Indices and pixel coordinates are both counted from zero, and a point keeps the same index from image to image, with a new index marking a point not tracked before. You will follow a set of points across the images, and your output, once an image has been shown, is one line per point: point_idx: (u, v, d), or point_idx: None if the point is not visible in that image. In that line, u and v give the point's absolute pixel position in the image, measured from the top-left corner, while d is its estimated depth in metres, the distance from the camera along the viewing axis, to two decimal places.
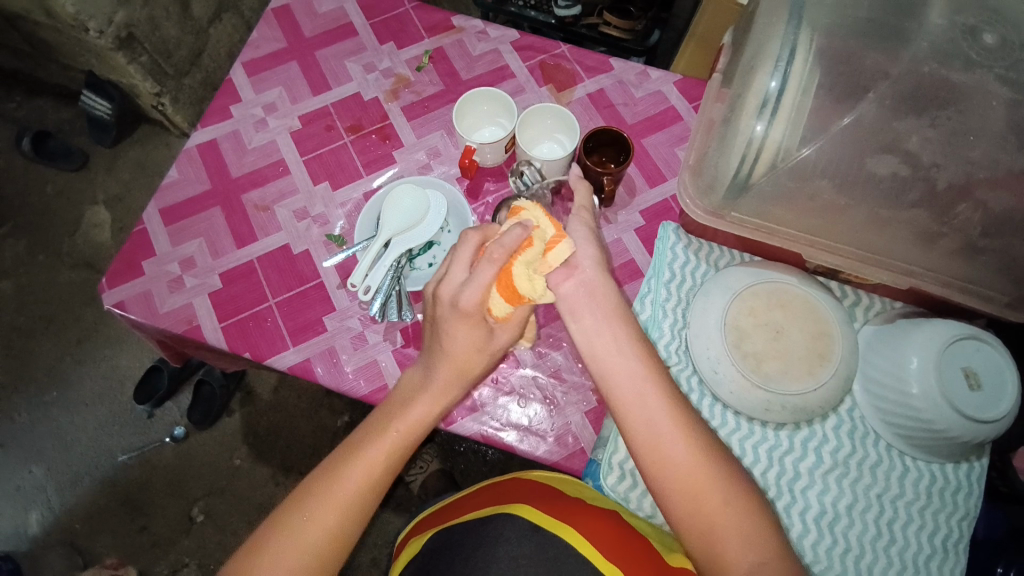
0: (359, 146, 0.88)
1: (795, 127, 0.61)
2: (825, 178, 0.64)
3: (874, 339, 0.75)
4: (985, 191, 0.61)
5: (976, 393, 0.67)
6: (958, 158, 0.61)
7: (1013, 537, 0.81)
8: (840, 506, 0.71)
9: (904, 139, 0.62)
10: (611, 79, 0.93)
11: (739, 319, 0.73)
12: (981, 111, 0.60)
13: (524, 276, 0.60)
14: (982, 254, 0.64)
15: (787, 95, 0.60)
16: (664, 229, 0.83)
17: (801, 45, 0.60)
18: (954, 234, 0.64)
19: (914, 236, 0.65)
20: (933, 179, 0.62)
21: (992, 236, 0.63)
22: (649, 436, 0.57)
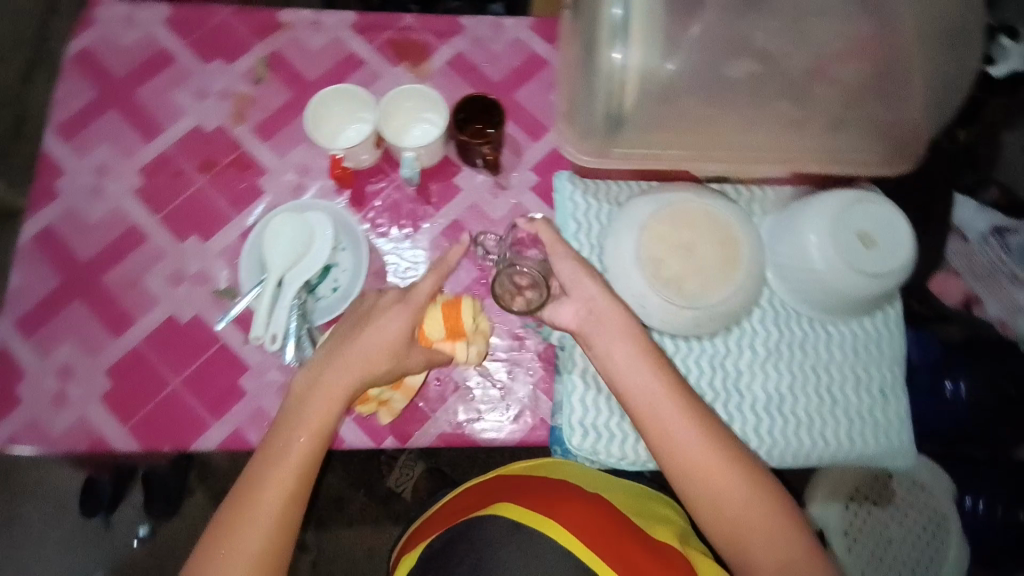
0: (218, 185, 0.80)
1: (650, 49, 0.63)
2: (692, 89, 0.66)
3: (772, 228, 0.79)
4: (836, 66, 0.66)
5: (871, 251, 0.71)
6: (807, 45, 0.66)
7: (946, 355, 1.02)
8: (783, 388, 0.76)
9: (750, 38, 0.66)
10: (466, 39, 0.88)
11: (650, 249, 0.74)
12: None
13: (468, 314, 0.70)
14: (846, 122, 0.67)
15: (635, 17, 0.63)
16: (559, 179, 0.81)
17: None
18: (818, 113, 0.66)
19: (784, 124, 0.67)
20: (785, 69, 0.66)
21: (851, 107, 0.66)
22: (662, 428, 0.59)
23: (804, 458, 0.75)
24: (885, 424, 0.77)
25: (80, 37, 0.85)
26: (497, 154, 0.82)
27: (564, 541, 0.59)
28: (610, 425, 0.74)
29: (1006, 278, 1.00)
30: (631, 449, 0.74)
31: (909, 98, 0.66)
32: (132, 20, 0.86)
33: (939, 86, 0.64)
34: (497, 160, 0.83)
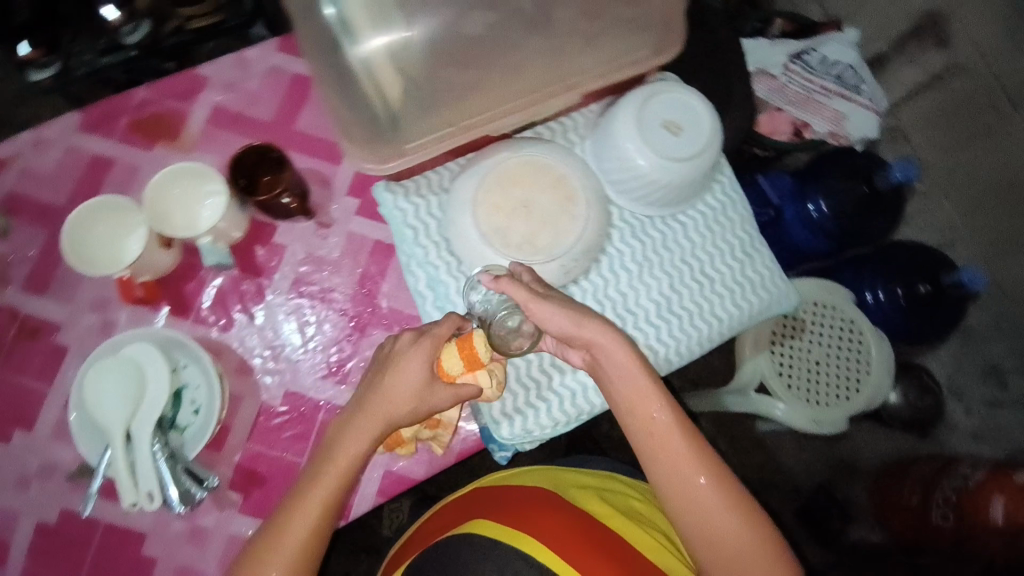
0: (16, 363, 0.70)
1: (385, 32, 0.62)
2: (445, 61, 0.66)
3: (595, 149, 0.78)
4: None
5: (681, 136, 0.73)
6: None
7: (798, 185, 1.28)
8: (665, 290, 0.78)
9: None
10: (216, 88, 0.78)
11: (490, 223, 0.72)
12: None
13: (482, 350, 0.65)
14: (598, 33, 0.69)
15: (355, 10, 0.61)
16: (378, 193, 0.75)
17: None
18: (569, 33, 0.68)
19: (546, 56, 0.67)
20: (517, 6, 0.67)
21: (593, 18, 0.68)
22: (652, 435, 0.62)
23: (707, 342, 0.79)
24: (763, 279, 0.82)
25: None
26: (303, 200, 0.76)
27: (541, 556, 0.60)
28: (528, 402, 0.72)
29: (821, 87, 1.25)
30: (558, 414, 0.74)
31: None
32: None
33: None
34: (306, 205, 0.76)
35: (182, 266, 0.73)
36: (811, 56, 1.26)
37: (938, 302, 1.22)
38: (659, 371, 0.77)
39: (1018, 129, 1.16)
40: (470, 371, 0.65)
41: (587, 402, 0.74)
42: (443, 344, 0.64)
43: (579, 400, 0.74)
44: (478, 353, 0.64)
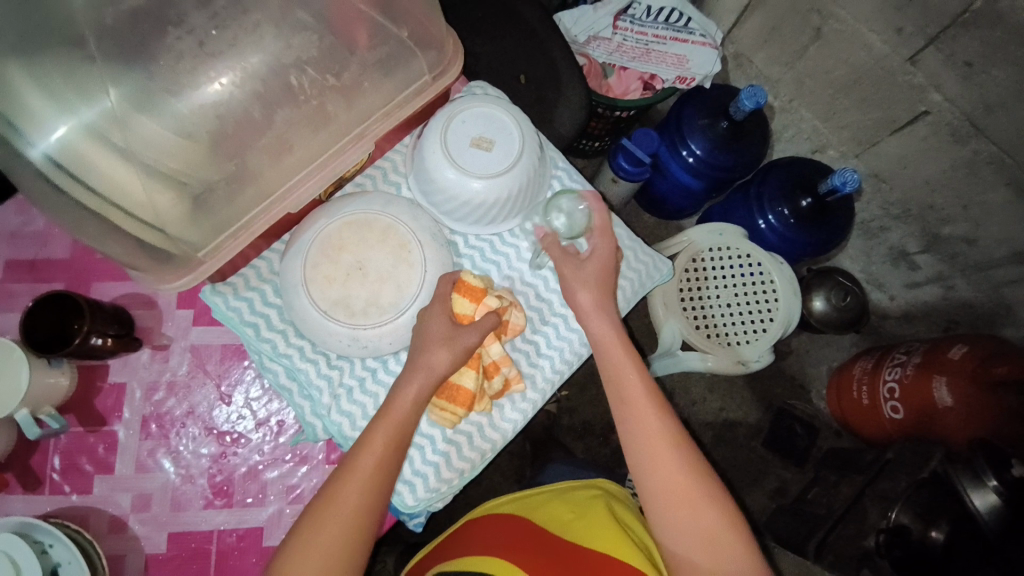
0: None
1: (128, 153, 0.55)
2: (215, 147, 0.58)
3: (420, 184, 0.75)
4: (293, 36, 0.60)
5: (492, 151, 0.70)
6: (248, 31, 0.59)
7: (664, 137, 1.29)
8: (534, 300, 0.76)
9: (202, 52, 0.57)
10: (1, 242, 0.74)
11: (327, 297, 0.68)
12: None
13: (491, 300, 0.69)
14: (360, 77, 0.64)
15: (95, 131, 0.54)
16: (206, 298, 0.70)
17: (68, 98, 0.53)
18: (330, 85, 0.62)
19: (316, 116, 0.63)
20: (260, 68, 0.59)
21: (345, 69, 0.62)
22: (645, 454, 0.65)
23: None
24: (627, 258, 0.81)
25: None
26: (114, 338, 0.68)
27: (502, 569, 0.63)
28: (428, 459, 0.70)
29: (653, 36, 1.25)
30: (461, 462, 0.71)
31: (382, 20, 0.63)
32: None
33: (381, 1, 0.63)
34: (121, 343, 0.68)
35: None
36: (636, 7, 1.24)
37: (823, 211, 1.22)
38: (556, 381, 0.76)
39: (842, 23, 1.08)
40: (476, 303, 0.68)
41: (486, 439, 0.72)
42: (449, 297, 0.68)
43: (478, 440, 0.72)
44: (473, 283, 0.69)
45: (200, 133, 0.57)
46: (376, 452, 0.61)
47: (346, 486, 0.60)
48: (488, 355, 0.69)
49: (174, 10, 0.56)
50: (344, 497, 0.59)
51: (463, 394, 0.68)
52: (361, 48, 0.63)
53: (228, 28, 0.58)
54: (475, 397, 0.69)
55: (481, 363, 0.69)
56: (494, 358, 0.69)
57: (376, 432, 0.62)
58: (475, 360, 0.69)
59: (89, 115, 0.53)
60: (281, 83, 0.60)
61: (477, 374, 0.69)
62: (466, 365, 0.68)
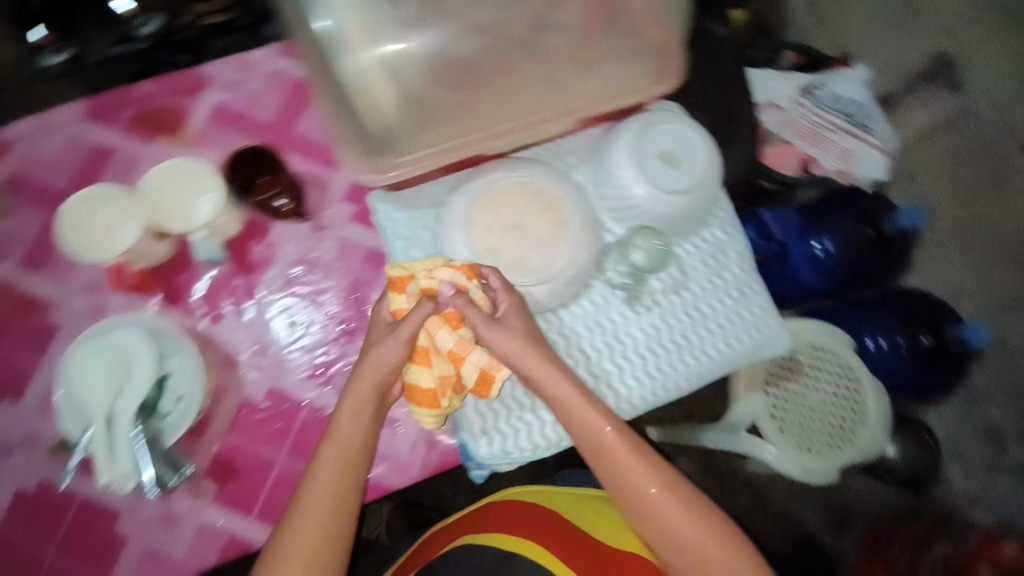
0: (7, 340, 0.71)
1: (385, 61, 0.66)
2: (445, 84, 0.68)
3: (594, 175, 0.78)
4: (552, 17, 0.68)
5: (677, 169, 0.73)
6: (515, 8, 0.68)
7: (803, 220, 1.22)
8: (655, 323, 0.77)
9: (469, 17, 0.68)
10: (219, 87, 0.79)
11: (483, 241, 0.73)
12: None
13: (424, 282, 0.62)
14: (591, 63, 0.68)
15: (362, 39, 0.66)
16: (374, 202, 0.77)
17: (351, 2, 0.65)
18: (559, 64, 0.68)
19: (538, 80, 0.68)
20: (507, 36, 0.69)
21: (581, 49, 0.68)
22: (656, 523, 0.60)
23: (695, 378, 0.78)
24: (756, 319, 0.80)
25: None
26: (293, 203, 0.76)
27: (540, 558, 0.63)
28: (510, 423, 0.72)
29: (831, 122, 1.21)
30: (538, 438, 0.72)
31: (628, 19, 0.68)
32: None
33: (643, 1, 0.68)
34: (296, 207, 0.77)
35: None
36: (822, 90, 1.22)
37: (941, 356, 1.19)
38: (645, 403, 0.77)
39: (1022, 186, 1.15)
40: (405, 293, 0.63)
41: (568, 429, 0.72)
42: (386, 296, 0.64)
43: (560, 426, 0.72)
44: (399, 274, 0.63)
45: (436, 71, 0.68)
46: (323, 490, 0.59)
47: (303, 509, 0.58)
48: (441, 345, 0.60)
49: None
50: (311, 516, 0.57)
51: (422, 393, 0.62)
52: (598, 39, 0.68)
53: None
54: (435, 392, 0.62)
55: (432, 356, 0.61)
56: (445, 339, 0.60)
57: (326, 454, 0.60)
58: (423, 354, 0.61)
59: (370, 23, 0.66)
60: (516, 47, 0.68)
61: (430, 370, 0.61)
62: (414, 362, 0.62)
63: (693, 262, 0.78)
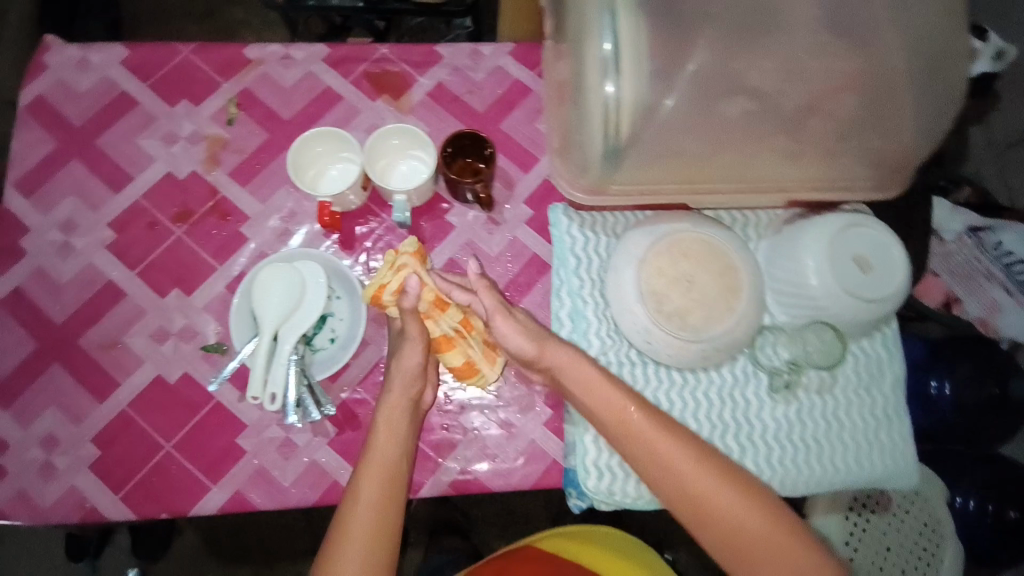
0: (197, 236, 0.76)
1: (646, 82, 0.57)
2: (688, 130, 0.60)
3: (770, 252, 0.77)
4: (831, 101, 0.59)
5: (867, 276, 0.70)
6: (797, 79, 0.58)
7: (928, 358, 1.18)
8: (791, 415, 0.74)
9: (744, 76, 0.58)
10: (445, 67, 0.86)
11: (651, 283, 0.72)
12: (842, 21, 0.58)
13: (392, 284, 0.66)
14: (843, 153, 0.63)
15: (624, 53, 0.56)
16: (554, 213, 0.78)
17: (620, 7, 0.56)
18: (812, 147, 0.62)
19: (781, 156, 0.62)
20: (781, 105, 0.59)
21: (844, 139, 0.61)
22: (676, 483, 0.61)
23: (815, 485, 0.73)
24: (892, 446, 0.76)
25: (30, 85, 0.79)
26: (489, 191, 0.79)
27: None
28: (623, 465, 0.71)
29: (985, 270, 1.17)
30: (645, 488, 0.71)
31: (903, 123, 0.61)
32: (85, 64, 0.80)
33: (930, 112, 0.61)
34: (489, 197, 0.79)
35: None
36: (987, 236, 1.18)
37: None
38: None
39: None
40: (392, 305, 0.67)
41: None
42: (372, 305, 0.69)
43: None
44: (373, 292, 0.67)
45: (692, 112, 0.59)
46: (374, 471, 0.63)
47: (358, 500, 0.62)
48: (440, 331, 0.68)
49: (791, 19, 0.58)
50: (358, 508, 0.62)
51: (460, 367, 0.70)
52: (873, 130, 0.61)
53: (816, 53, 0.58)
54: (470, 363, 0.70)
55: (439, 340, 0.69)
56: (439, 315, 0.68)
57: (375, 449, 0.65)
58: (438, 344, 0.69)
59: (647, 31, 0.57)
60: (782, 111, 0.59)
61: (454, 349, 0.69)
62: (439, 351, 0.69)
63: (846, 369, 0.76)
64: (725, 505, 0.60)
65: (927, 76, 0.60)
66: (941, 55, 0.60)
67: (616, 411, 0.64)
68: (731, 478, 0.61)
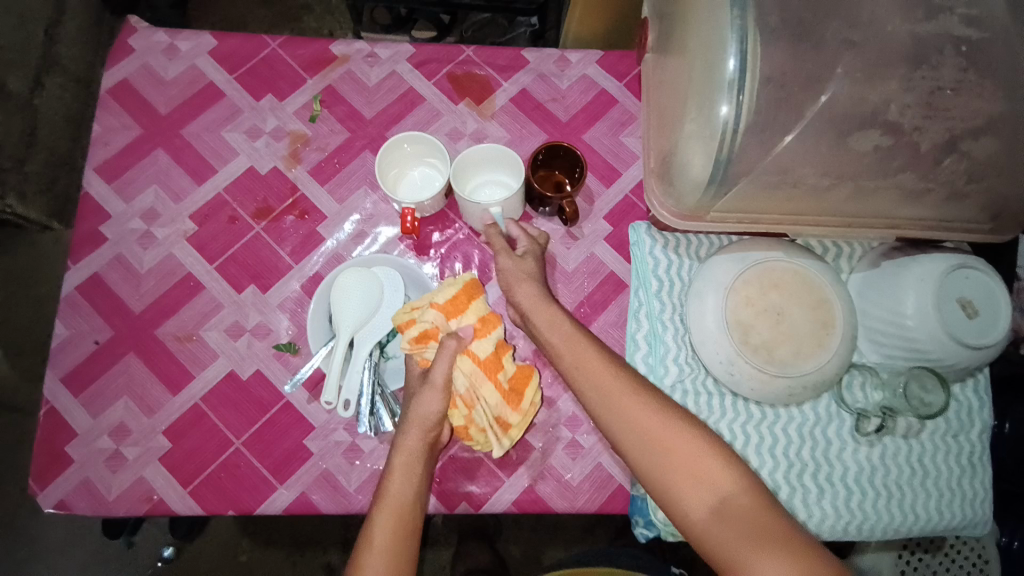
0: (275, 232, 0.75)
1: (766, 118, 0.54)
2: (809, 164, 0.57)
3: (863, 285, 0.73)
4: (970, 141, 0.55)
5: (973, 322, 0.66)
6: (937, 116, 0.55)
7: None
8: (875, 458, 0.71)
9: (882, 110, 0.55)
10: (530, 74, 0.84)
11: (738, 312, 0.69)
12: (989, 57, 0.55)
13: (426, 327, 0.65)
14: (967, 197, 0.59)
15: (749, 80, 0.53)
16: (636, 232, 0.76)
17: (750, 29, 0.53)
18: (940, 188, 0.58)
19: (900, 196, 0.59)
20: (918, 143, 0.55)
21: (974, 181, 0.58)
22: (631, 432, 0.55)
23: (895, 532, 0.71)
24: (974, 496, 0.74)
25: (118, 70, 0.79)
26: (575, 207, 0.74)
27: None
28: None
29: None
30: None
31: None
32: (173, 51, 0.80)
33: None
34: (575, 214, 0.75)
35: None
36: None
37: None
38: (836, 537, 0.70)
39: None
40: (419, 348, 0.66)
41: None
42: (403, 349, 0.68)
43: None
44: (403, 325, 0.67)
45: (817, 145, 0.56)
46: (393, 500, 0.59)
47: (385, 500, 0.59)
48: (457, 386, 0.66)
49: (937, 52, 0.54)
50: (377, 540, 0.56)
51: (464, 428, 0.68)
52: (1006, 175, 0.58)
53: (960, 90, 0.54)
54: (467, 427, 0.67)
55: (456, 396, 0.66)
56: (462, 368, 0.65)
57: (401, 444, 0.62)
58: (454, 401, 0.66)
59: (775, 60, 0.54)
60: (914, 151, 0.56)
61: (461, 411, 0.66)
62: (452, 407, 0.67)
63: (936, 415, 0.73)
64: (693, 456, 0.53)
65: None
66: None
67: (580, 358, 0.60)
68: (698, 433, 0.55)
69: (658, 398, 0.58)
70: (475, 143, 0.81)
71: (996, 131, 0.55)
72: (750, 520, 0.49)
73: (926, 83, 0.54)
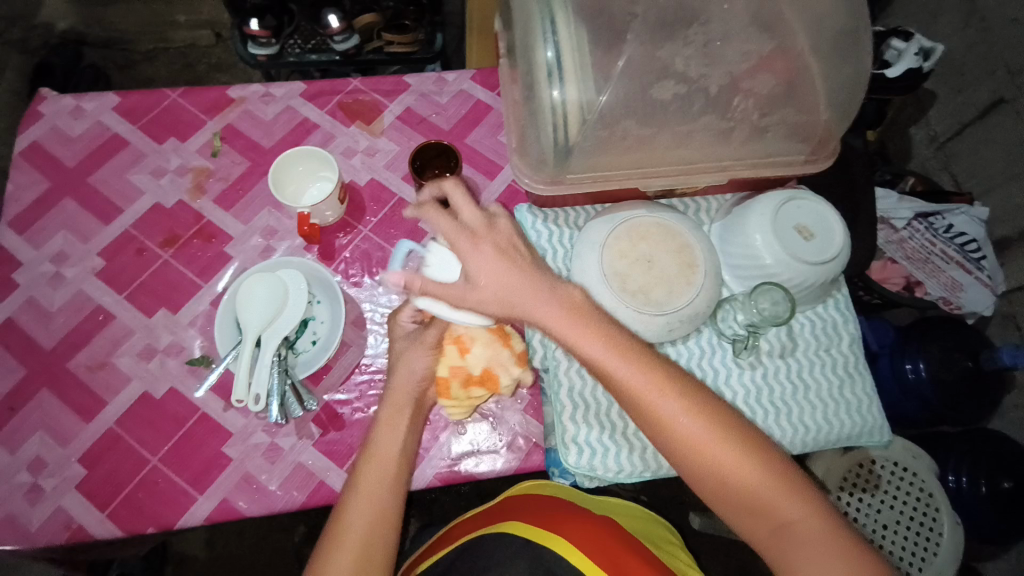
0: (183, 257, 0.80)
1: (585, 84, 0.64)
2: (628, 117, 0.67)
3: (722, 231, 0.83)
4: (750, 80, 0.66)
5: (812, 242, 0.75)
6: (717, 63, 0.66)
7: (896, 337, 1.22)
8: (758, 380, 0.79)
9: (670, 64, 0.66)
10: (412, 94, 0.93)
11: (614, 265, 0.76)
12: (750, 11, 0.66)
13: None
14: (768, 130, 0.70)
15: (566, 58, 0.64)
16: (519, 213, 0.84)
17: (558, 15, 0.64)
18: (741, 125, 0.69)
19: (715, 136, 0.69)
20: (706, 87, 0.66)
21: (768, 115, 0.68)
22: (697, 463, 0.56)
23: (789, 447, 0.77)
24: (861, 404, 0.80)
25: (27, 133, 0.85)
26: None
27: (570, 558, 0.59)
28: (602, 440, 0.73)
29: (941, 251, 1.18)
30: (625, 462, 0.73)
31: (818, 98, 0.69)
32: (79, 111, 0.87)
33: (841, 86, 0.68)
34: None
35: (369, 195, 0.87)
36: (937, 220, 1.20)
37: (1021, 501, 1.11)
38: None
39: None
40: None
41: (656, 462, 0.74)
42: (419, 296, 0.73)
43: (651, 456, 0.74)
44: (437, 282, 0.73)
45: (628, 97, 0.66)
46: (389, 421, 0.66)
47: (361, 483, 0.62)
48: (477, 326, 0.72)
49: (706, 11, 0.66)
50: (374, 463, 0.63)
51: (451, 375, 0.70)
52: (793, 105, 0.68)
53: (729, 41, 0.65)
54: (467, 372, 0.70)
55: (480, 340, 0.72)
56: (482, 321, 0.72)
57: (381, 428, 0.65)
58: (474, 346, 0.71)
59: (582, 35, 0.65)
60: (706, 93, 0.66)
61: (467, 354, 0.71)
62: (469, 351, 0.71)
63: (804, 335, 0.81)
64: (724, 453, 0.55)
65: (831, 53, 0.68)
66: (839, 36, 0.68)
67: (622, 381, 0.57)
68: (753, 448, 0.56)
69: (719, 415, 0.57)
70: (368, 157, 0.89)
71: (770, 69, 0.66)
72: (817, 541, 0.52)
73: (701, 38, 0.65)
